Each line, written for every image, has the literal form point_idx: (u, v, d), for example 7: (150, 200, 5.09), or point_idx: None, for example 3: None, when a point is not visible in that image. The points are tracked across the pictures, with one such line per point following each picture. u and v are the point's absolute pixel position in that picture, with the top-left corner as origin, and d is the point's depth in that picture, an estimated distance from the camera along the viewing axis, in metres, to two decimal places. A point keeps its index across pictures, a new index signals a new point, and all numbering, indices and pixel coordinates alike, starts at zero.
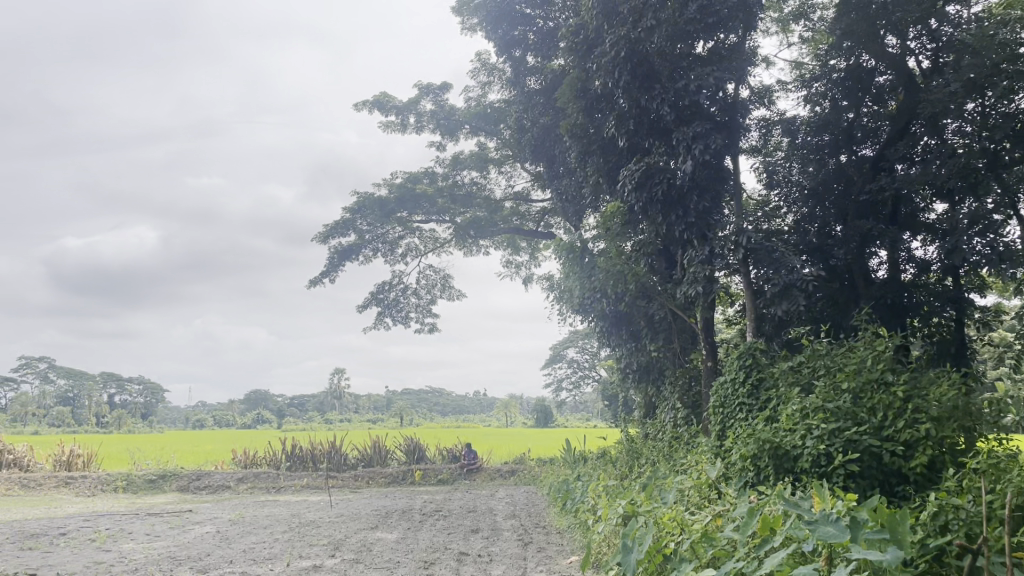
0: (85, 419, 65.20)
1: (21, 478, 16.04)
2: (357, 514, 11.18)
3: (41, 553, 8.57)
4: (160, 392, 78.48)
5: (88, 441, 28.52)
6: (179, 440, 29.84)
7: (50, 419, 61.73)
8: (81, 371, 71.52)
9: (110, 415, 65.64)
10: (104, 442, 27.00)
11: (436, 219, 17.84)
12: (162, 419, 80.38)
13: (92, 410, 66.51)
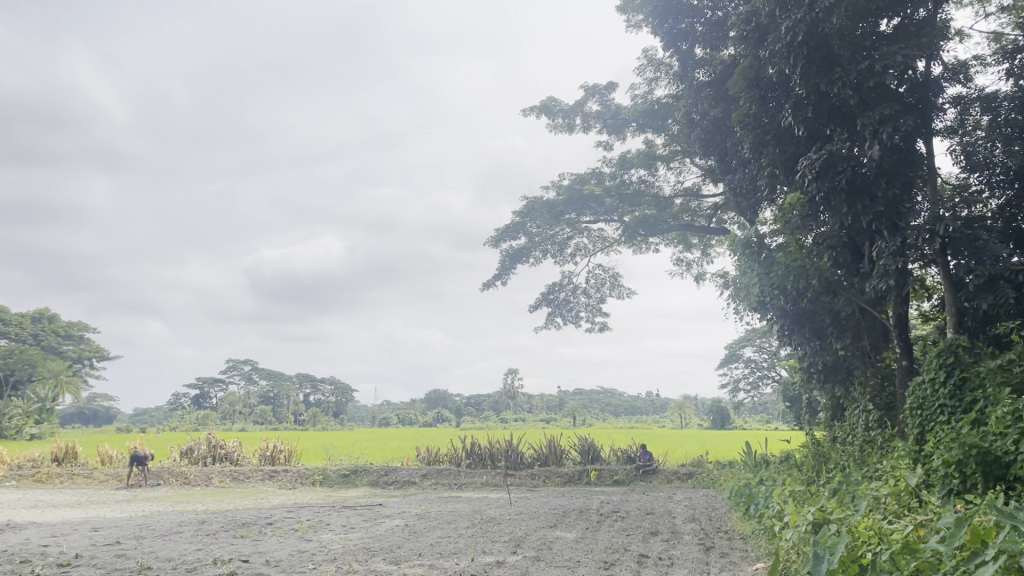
0: (284, 417, 70.64)
1: (233, 471, 17.57)
2: (536, 512, 11.34)
3: (252, 541, 9.34)
4: (349, 392, 83.61)
5: (288, 437, 30.88)
6: (368, 437, 31.66)
7: (255, 417, 67.41)
8: (280, 372, 77.59)
9: (306, 413, 70.72)
10: (303, 439, 29.10)
11: (604, 219, 17.75)
12: (351, 417, 85.61)
13: (291, 409, 72.00)
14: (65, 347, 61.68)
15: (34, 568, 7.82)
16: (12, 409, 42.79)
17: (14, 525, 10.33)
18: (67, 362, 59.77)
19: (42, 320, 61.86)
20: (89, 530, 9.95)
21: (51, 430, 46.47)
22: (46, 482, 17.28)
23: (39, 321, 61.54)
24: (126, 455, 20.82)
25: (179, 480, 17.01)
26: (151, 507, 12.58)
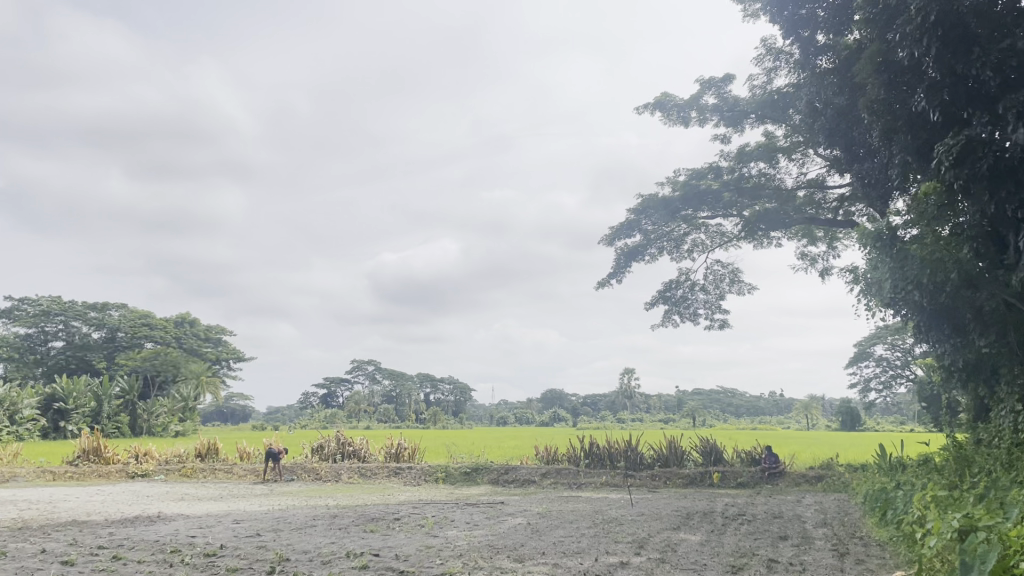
0: (405, 416, 72.68)
1: (360, 468, 18.22)
2: (658, 514, 11.20)
3: (381, 536, 9.66)
4: (467, 391, 85.17)
5: (412, 435, 31.74)
6: (489, 436, 32.17)
7: (378, 415, 69.77)
8: (402, 372, 79.98)
9: (427, 412, 72.56)
10: (426, 437, 29.82)
11: (722, 213, 17.34)
12: (470, 416, 87.19)
13: (411, 408, 74.03)
14: (205, 348, 65.70)
15: (185, 556, 8.37)
16: (159, 407, 46.01)
17: (164, 517, 11.07)
18: (207, 364, 63.66)
19: (183, 324, 66.29)
20: (231, 522, 10.55)
21: (194, 427, 49.55)
22: (190, 476, 18.42)
23: (180, 325, 65.98)
24: (262, 451, 21.95)
25: (311, 476, 17.78)
26: (286, 502, 13.21)
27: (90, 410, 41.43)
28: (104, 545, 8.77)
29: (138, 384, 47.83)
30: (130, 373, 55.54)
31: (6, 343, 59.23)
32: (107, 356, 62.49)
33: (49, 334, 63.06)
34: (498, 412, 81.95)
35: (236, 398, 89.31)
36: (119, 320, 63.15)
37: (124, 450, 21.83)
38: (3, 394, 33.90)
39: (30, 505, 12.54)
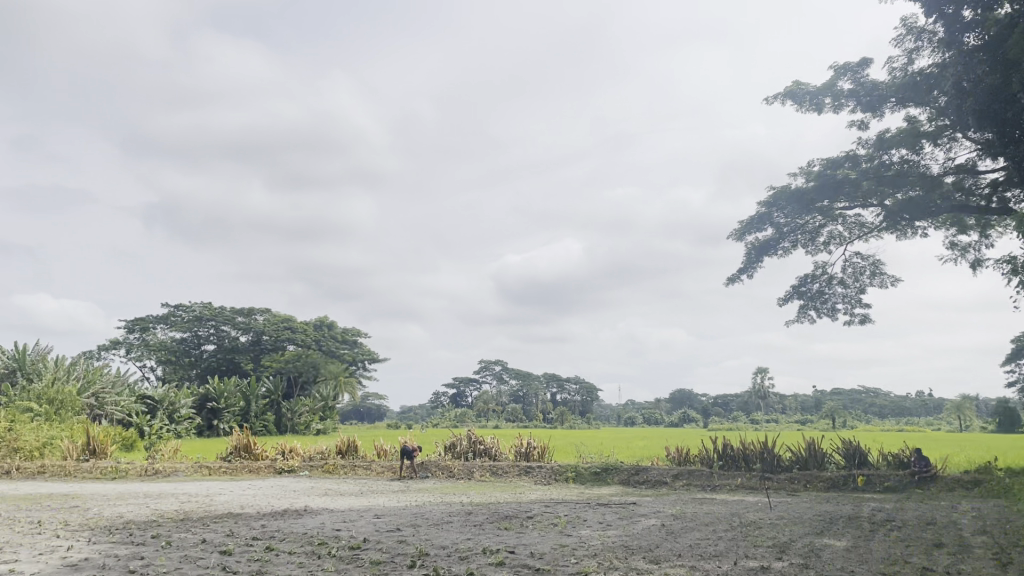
0: (532, 416, 73.32)
1: (491, 466, 18.52)
2: (799, 518, 10.80)
3: (515, 534, 9.76)
4: (594, 391, 85.02)
5: (542, 435, 31.98)
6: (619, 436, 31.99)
7: (506, 415, 70.80)
8: (528, 373, 80.83)
9: (554, 413, 72.94)
10: (554, 436, 29.96)
11: (861, 204, 16.57)
12: (597, 417, 86.96)
13: (538, 409, 74.63)
14: (342, 350, 68.04)
15: (330, 549, 8.72)
16: (301, 406, 48.29)
17: (311, 510, 11.62)
18: (345, 365, 66.12)
19: (322, 327, 69.40)
20: (372, 517, 10.94)
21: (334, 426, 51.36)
22: (332, 472, 19.27)
23: (319, 328, 69.10)
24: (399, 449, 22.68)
25: (444, 473, 18.24)
26: (422, 498, 13.62)
27: (239, 409, 44.11)
28: (258, 536, 9.29)
29: (282, 384, 50.50)
30: (274, 375, 59.50)
31: (166, 346, 64.58)
32: (254, 358, 66.61)
33: (201, 338, 67.56)
34: (626, 412, 81.34)
35: (370, 398, 92.75)
36: (264, 325, 66.93)
37: (271, 447, 23.07)
38: (163, 394, 36.59)
39: (191, 498, 13.46)
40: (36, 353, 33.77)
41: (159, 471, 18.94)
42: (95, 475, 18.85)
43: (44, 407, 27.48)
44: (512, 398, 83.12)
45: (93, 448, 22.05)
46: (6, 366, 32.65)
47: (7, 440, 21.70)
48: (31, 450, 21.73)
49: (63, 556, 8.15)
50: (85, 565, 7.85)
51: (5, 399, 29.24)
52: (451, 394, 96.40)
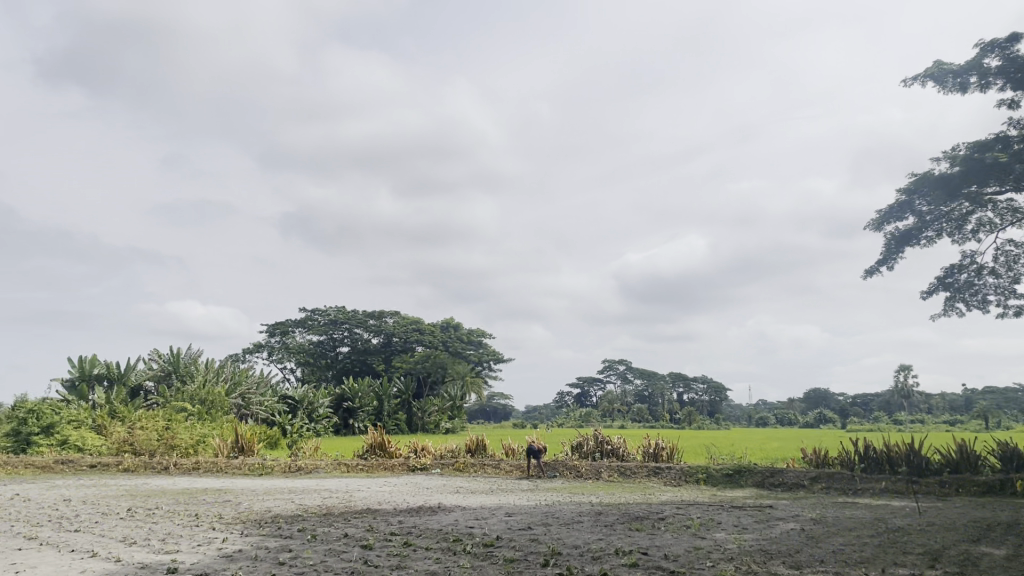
0: (658, 417, 72.50)
1: (619, 467, 18.41)
2: (952, 524, 10.16)
3: (647, 535, 9.65)
4: (722, 390, 83.07)
5: (673, 435, 31.55)
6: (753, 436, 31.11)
7: (632, 415, 70.42)
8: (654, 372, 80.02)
9: (681, 413, 71.79)
10: (684, 437, 29.50)
11: (1013, 187, 15.44)
12: (726, 417, 84.88)
13: (665, 409, 73.71)
14: (468, 350, 69.17)
15: (465, 546, 8.87)
16: (431, 405, 49.51)
17: (444, 508, 11.90)
18: (471, 366, 67.37)
19: (449, 328, 71.11)
20: (503, 515, 11.08)
21: (462, 425, 52.15)
22: (463, 470, 19.67)
23: (446, 329, 70.81)
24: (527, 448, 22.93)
25: (572, 473, 18.29)
26: (551, 497, 13.70)
27: (373, 408, 45.83)
28: (396, 532, 9.59)
29: (412, 384, 52.06)
30: (404, 376, 61.66)
31: (305, 348, 68.24)
32: (385, 359, 69.11)
33: (337, 340, 70.71)
34: (757, 412, 78.99)
35: (496, 398, 94.28)
36: (394, 327, 69.23)
37: (405, 445, 23.83)
38: (303, 394, 38.50)
39: (331, 494, 14.08)
40: (190, 356, 36.32)
41: (301, 468, 19.89)
42: (244, 471, 20.02)
43: (198, 407, 29.45)
44: (638, 397, 82.52)
45: (242, 445, 23.40)
46: (163, 369, 35.30)
47: (166, 437, 23.37)
48: (187, 447, 23.32)
49: (220, 547, 8.69)
50: (238, 556, 8.34)
51: (164, 400, 31.59)
52: (576, 394, 96.68)
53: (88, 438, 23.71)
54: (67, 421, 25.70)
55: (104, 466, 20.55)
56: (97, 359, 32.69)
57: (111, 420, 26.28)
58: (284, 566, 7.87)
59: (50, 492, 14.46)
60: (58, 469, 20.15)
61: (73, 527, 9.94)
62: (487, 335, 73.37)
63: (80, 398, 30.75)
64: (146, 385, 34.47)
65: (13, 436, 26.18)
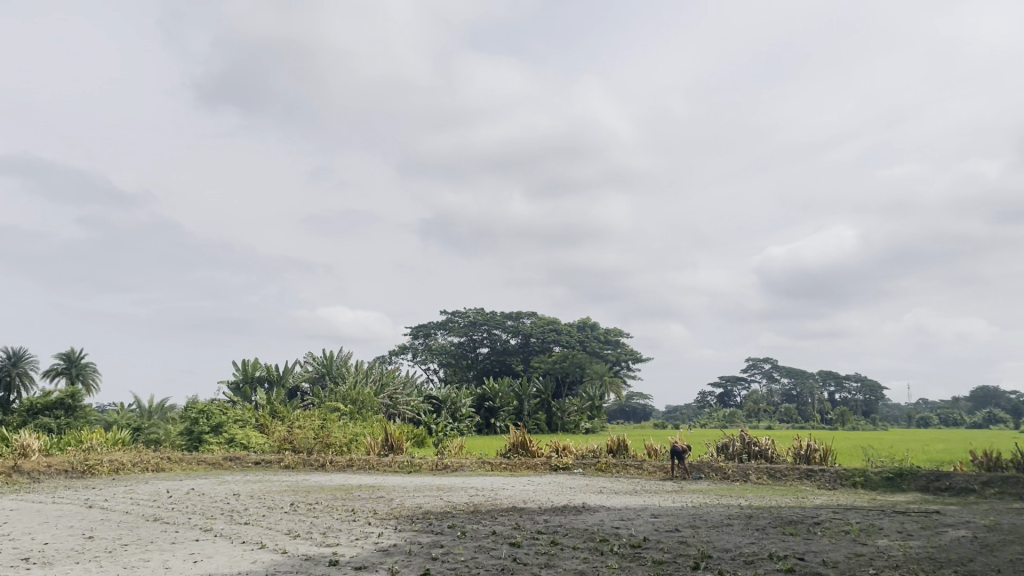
0: (807, 417, 69.71)
1: (769, 469, 17.83)
2: None
3: (803, 540, 9.28)
4: (878, 388, 78.78)
5: (827, 436, 30.19)
6: (916, 437, 29.28)
7: (780, 415, 68.74)
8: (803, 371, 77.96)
9: (833, 413, 68.63)
10: (841, 439, 28.23)
11: None
12: (883, 417, 80.39)
13: (814, 409, 70.77)
14: (607, 350, 68.75)
15: (613, 546, 8.80)
16: (570, 405, 49.57)
17: (589, 508, 11.88)
18: (610, 366, 67.08)
19: (586, 328, 71.17)
20: (649, 516, 10.96)
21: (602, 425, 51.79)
22: (605, 470, 19.59)
23: (583, 329, 70.93)
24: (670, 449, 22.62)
25: (718, 474, 17.86)
26: (697, 499, 13.42)
27: (513, 408, 46.56)
28: (543, 530, 9.66)
29: (551, 385, 52.39)
30: (543, 375, 62.33)
31: (446, 350, 70.85)
32: (524, 359, 69.92)
33: (476, 341, 72.38)
34: (918, 412, 74.31)
35: (636, 398, 93.58)
36: (531, 327, 69.95)
37: (547, 444, 24.00)
38: (447, 394, 39.63)
39: (476, 492, 14.38)
40: (341, 358, 38.25)
41: (448, 466, 20.41)
42: (394, 469, 20.77)
43: (349, 407, 30.86)
44: (785, 397, 79.70)
45: (391, 443, 24.29)
46: (317, 371, 37.29)
47: (321, 436, 24.59)
48: (341, 445, 24.43)
49: (375, 542, 9.04)
50: (393, 550, 8.65)
51: (318, 400, 33.33)
52: (719, 393, 94.52)
53: (252, 436, 25.33)
54: (233, 421, 27.58)
55: (267, 462, 21.90)
56: (259, 362, 34.95)
57: (272, 419, 27.93)
58: (437, 562, 8.09)
59: (221, 487, 15.55)
60: (227, 465, 21.63)
61: (243, 519, 10.66)
62: (625, 334, 72.93)
63: (243, 399, 32.93)
64: (302, 386, 36.54)
65: (187, 434, 28.38)
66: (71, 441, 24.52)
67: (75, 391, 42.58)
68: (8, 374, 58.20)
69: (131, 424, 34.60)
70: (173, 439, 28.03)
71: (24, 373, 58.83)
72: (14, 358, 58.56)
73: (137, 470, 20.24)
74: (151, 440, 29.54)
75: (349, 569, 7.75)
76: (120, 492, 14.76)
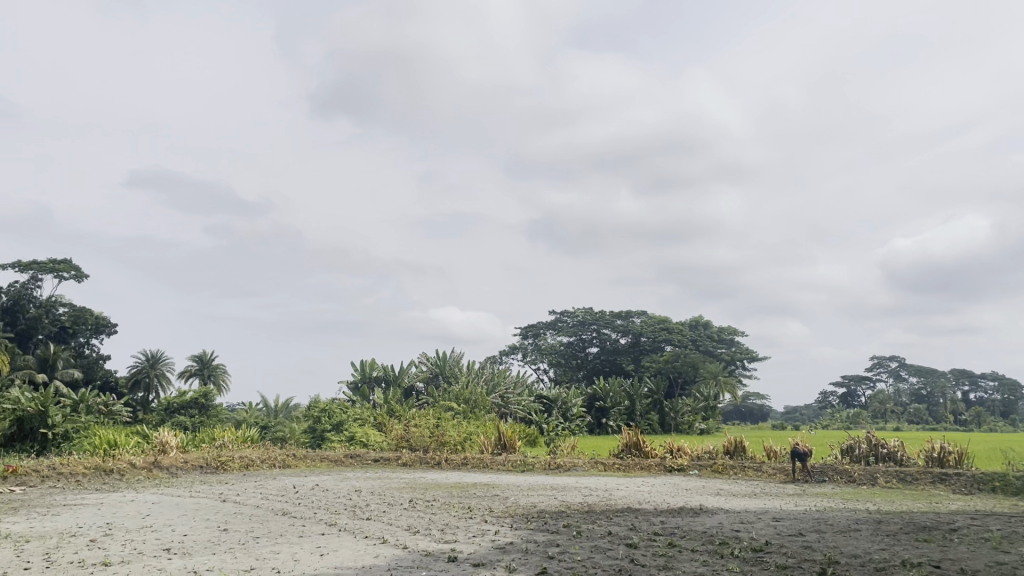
0: (939, 418, 66.07)
1: (898, 472, 17.01)
2: None
3: (938, 547, 8.76)
4: (1018, 387, 74.13)
5: (962, 439, 28.51)
6: None
7: (908, 415, 65.48)
8: (934, 370, 74.14)
9: (967, 414, 64.92)
10: (979, 440, 26.72)
11: None
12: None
13: (946, 408, 67.12)
14: (720, 349, 67.24)
15: (733, 549, 8.55)
16: (684, 405, 48.67)
17: (708, 510, 11.63)
18: (724, 365, 65.55)
19: (698, 326, 69.91)
20: (771, 519, 10.62)
21: (717, 426, 50.63)
22: (722, 472, 19.15)
23: (695, 328, 69.67)
24: (790, 450, 21.95)
25: (843, 478, 17.17)
26: (821, 503, 12.92)
27: (624, 408, 46.21)
28: (660, 532, 9.51)
29: (663, 385, 51.67)
30: (655, 375, 61.58)
31: (556, 350, 71.22)
32: (635, 359, 69.03)
33: (586, 340, 72.26)
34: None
35: (753, 398, 91.11)
36: (642, 327, 69.02)
37: (660, 445, 23.65)
38: (557, 394, 39.72)
39: (592, 492, 14.34)
40: (454, 358, 39.05)
41: (561, 465, 20.43)
42: (508, 467, 20.98)
43: (463, 406, 31.36)
44: (914, 396, 75.81)
45: (504, 443, 24.53)
46: (431, 371, 38.16)
47: (436, 435, 25.08)
48: (456, 444, 24.84)
49: (493, 539, 9.14)
50: (510, 548, 8.71)
51: (433, 400, 34.06)
52: (841, 393, 90.84)
53: (371, 435, 26.10)
54: (353, 420, 28.54)
55: (385, 459, 22.55)
56: (376, 362, 36.12)
57: (389, 418, 28.65)
58: (554, 560, 8.09)
59: (343, 483, 16.12)
60: (348, 463, 22.38)
61: (364, 515, 10.98)
62: (739, 333, 71.17)
63: (362, 399, 34.02)
64: (417, 385, 37.46)
65: (310, 432, 29.59)
66: (205, 438, 25.98)
67: (207, 391, 45.06)
68: (147, 375, 62.16)
69: (258, 423, 36.36)
70: (297, 437, 29.30)
71: (161, 374, 62.65)
72: (152, 360, 62.46)
73: (265, 465, 21.24)
74: (277, 438, 30.98)
75: (468, 566, 7.86)
76: (251, 487, 15.51)
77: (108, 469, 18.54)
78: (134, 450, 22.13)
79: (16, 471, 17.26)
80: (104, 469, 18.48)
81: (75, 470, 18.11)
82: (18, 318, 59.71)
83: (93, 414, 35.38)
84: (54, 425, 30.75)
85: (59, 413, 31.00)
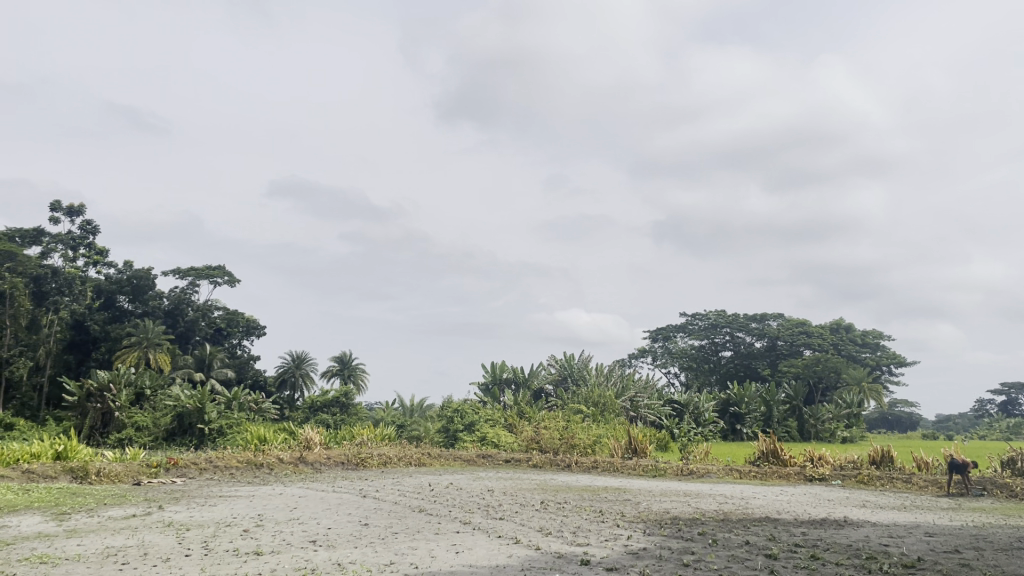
0: None
1: None
2: None
3: None
4: None
5: None
6: None
7: None
8: None
9: None
10: None
11: None
12: None
13: None
14: (864, 353, 63.74)
15: (881, 564, 8.11)
16: (826, 412, 46.46)
17: (853, 522, 11.09)
18: (868, 370, 62.21)
19: (840, 329, 66.80)
20: (923, 534, 10.00)
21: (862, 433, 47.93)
22: (868, 484, 18.17)
23: (837, 331, 66.51)
24: (944, 461, 20.65)
25: (1004, 492, 15.95)
26: (979, 518, 12.07)
27: (761, 414, 44.84)
28: (801, 543, 9.16)
29: (803, 390, 49.67)
30: (794, 379, 59.34)
31: (687, 353, 70.01)
32: (771, 362, 66.68)
33: (718, 345, 70.72)
34: None
35: (899, 404, 86.12)
36: (778, 330, 66.77)
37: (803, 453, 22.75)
38: (688, 398, 39.07)
39: (728, 499, 13.94)
40: (583, 361, 39.16)
41: (693, 471, 20.05)
42: (638, 472, 20.85)
43: (592, 409, 31.42)
44: None
45: (635, 447, 24.25)
46: (560, 373, 38.40)
47: (567, 437, 25.14)
48: (586, 447, 24.83)
49: (625, 543, 9.08)
50: (643, 553, 8.62)
51: (562, 402, 34.25)
52: (1001, 401, 84.46)
53: (503, 436, 26.55)
54: (484, 420, 29.23)
55: (517, 461, 22.80)
56: (506, 364, 36.66)
57: (519, 419, 29.00)
58: (689, 568, 7.91)
59: (475, 482, 16.45)
60: (482, 462, 22.87)
61: (498, 514, 11.20)
62: (885, 336, 67.44)
63: (492, 399, 34.81)
64: (547, 387, 37.77)
65: (444, 432, 30.48)
66: (346, 436, 27.05)
67: (347, 390, 47.07)
68: (293, 374, 65.46)
69: (395, 421, 37.86)
70: (432, 436, 30.17)
71: (305, 373, 65.83)
72: (298, 359, 65.65)
73: (403, 463, 21.97)
74: (412, 437, 32.02)
75: (601, 570, 7.81)
76: (389, 483, 16.17)
77: (259, 464, 19.67)
78: (281, 445, 23.53)
79: (177, 463, 18.56)
80: (255, 463, 19.62)
81: (230, 463, 19.35)
82: (178, 321, 64.35)
83: (244, 411, 37.66)
84: (211, 421, 32.91)
85: (215, 409, 33.16)
